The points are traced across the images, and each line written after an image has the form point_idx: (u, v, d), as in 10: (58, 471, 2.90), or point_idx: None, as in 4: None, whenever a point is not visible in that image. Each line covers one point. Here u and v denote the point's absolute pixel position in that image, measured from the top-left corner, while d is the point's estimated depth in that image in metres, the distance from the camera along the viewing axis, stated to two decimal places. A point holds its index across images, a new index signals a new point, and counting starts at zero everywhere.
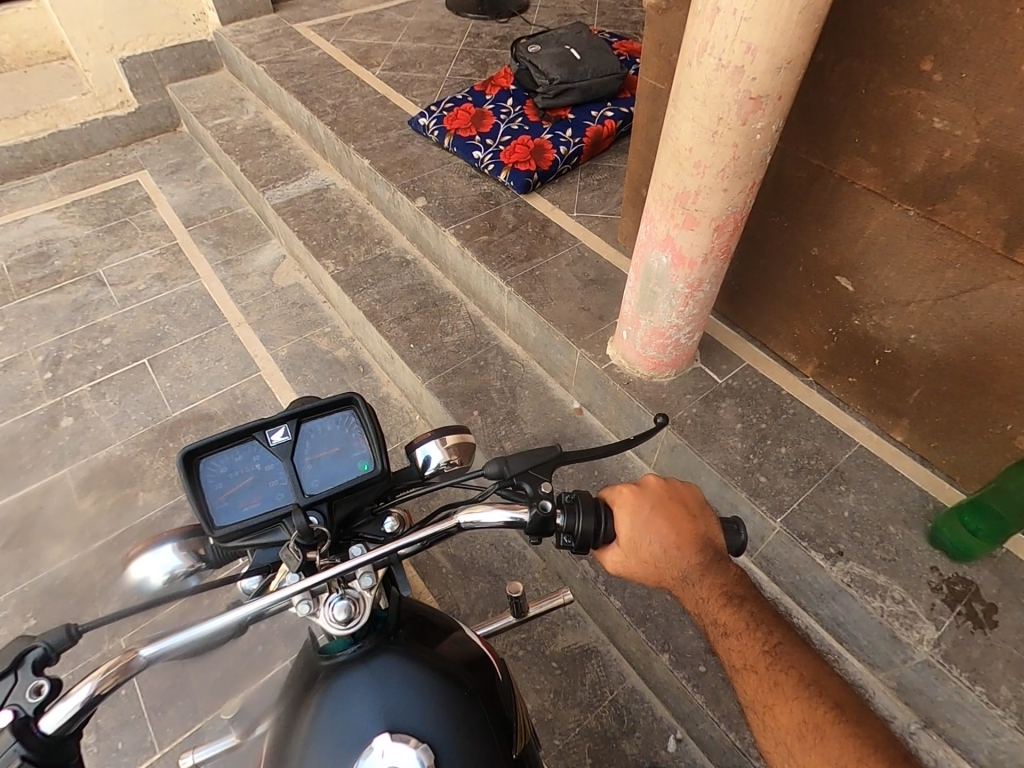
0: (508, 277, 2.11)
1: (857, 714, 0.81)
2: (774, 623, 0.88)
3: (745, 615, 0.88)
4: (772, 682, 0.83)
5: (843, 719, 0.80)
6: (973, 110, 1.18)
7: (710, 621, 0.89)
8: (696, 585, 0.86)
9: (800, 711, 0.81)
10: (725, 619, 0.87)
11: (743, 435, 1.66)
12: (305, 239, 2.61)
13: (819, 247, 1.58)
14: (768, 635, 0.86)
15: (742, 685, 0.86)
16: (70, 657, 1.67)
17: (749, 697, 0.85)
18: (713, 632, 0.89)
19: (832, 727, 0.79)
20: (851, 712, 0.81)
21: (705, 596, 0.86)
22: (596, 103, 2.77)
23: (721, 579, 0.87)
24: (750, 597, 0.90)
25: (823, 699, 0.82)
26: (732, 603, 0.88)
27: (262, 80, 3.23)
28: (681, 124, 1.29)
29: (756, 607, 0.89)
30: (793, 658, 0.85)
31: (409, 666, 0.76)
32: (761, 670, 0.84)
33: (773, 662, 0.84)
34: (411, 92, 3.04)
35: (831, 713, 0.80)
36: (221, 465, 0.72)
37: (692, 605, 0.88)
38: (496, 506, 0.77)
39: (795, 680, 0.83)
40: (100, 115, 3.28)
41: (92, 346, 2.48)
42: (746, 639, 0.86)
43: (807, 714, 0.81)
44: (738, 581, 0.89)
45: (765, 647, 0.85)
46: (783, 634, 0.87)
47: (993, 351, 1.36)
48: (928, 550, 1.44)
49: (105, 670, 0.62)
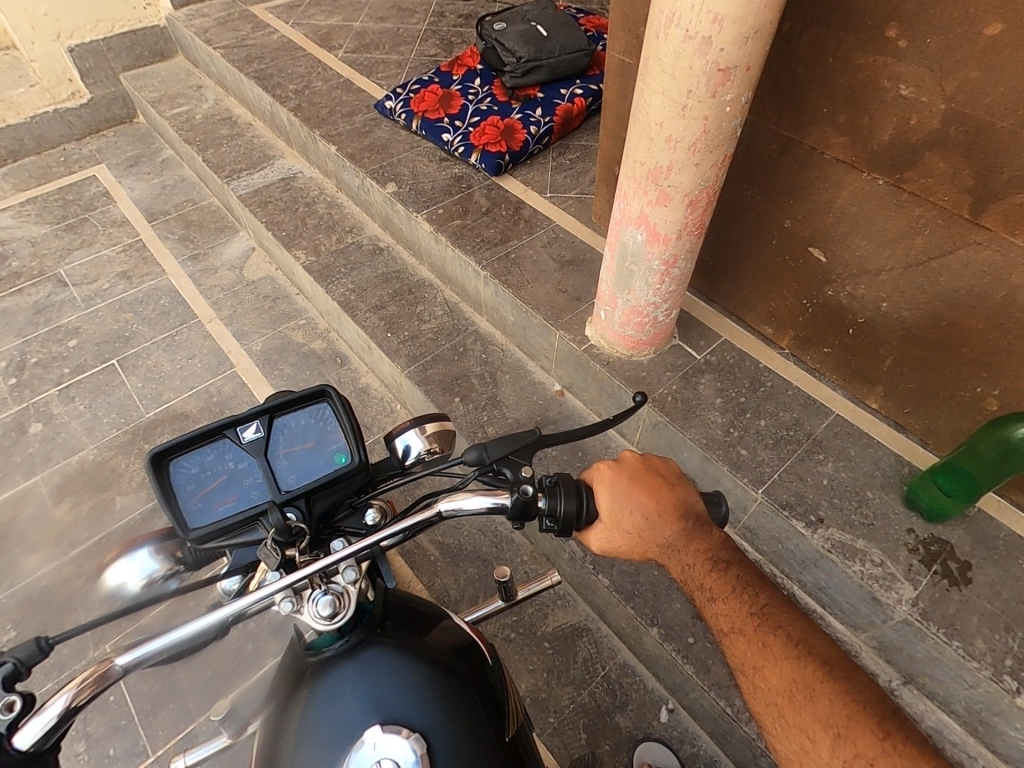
0: (483, 262, 2.09)
1: (844, 670, 0.82)
2: (759, 585, 0.89)
3: (731, 579, 0.89)
4: (760, 643, 0.84)
5: (831, 676, 0.81)
6: (938, 75, 1.18)
7: (697, 586, 0.90)
8: (682, 552, 0.87)
9: (789, 671, 0.82)
10: (712, 584, 0.88)
11: (723, 410, 1.68)
12: (274, 230, 2.55)
13: (791, 219, 1.58)
14: (754, 598, 0.88)
15: (731, 649, 0.87)
16: (52, 666, 1.64)
17: (739, 660, 0.86)
18: (701, 597, 0.90)
19: (821, 684, 0.81)
20: (838, 669, 0.82)
21: (691, 562, 0.87)
22: (565, 81, 2.73)
23: (705, 544, 0.88)
24: (736, 561, 0.91)
25: (811, 657, 0.83)
26: (718, 567, 0.88)
27: (219, 66, 3.12)
28: (650, 98, 1.28)
29: (742, 570, 0.90)
30: (779, 619, 0.86)
31: (397, 657, 0.76)
32: (749, 632, 0.85)
33: (760, 624, 0.85)
34: (376, 74, 2.96)
35: (819, 671, 0.82)
36: (192, 466, 0.70)
37: (677, 571, 0.89)
38: (477, 493, 0.77)
39: (783, 640, 0.84)
40: (51, 108, 3.15)
41: (57, 349, 2.40)
42: (732, 602, 0.87)
43: (796, 675, 0.82)
44: (722, 545, 0.90)
45: (751, 610, 0.87)
46: (770, 596, 0.88)
47: (961, 316, 1.38)
48: (903, 512, 1.48)
49: (79, 681, 0.61)
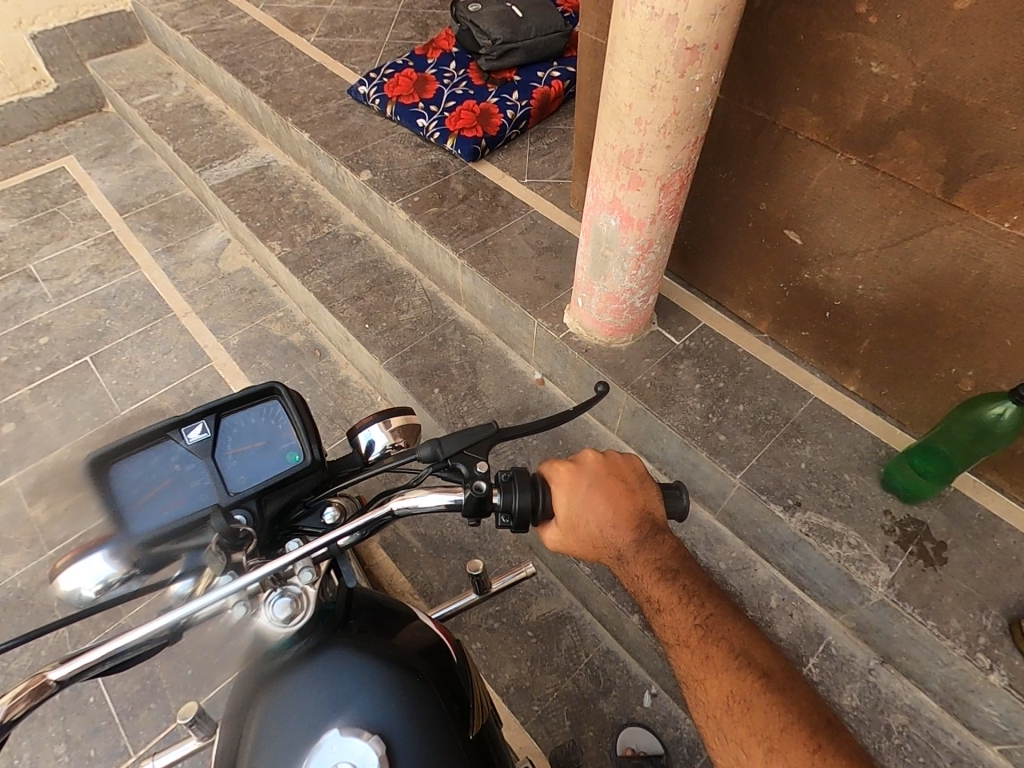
0: (460, 250, 2.06)
1: (782, 681, 0.82)
2: (706, 595, 0.89)
3: (678, 589, 0.89)
4: (702, 656, 0.84)
5: (769, 687, 0.81)
6: (909, 52, 1.16)
7: (645, 597, 0.91)
8: (632, 563, 0.88)
9: (729, 683, 0.82)
10: (659, 595, 0.89)
11: (702, 395, 1.67)
12: (248, 221, 2.49)
13: (766, 201, 1.56)
14: (700, 607, 0.87)
15: (676, 659, 0.87)
16: (30, 669, 1.62)
17: (683, 671, 0.87)
18: (648, 608, 0.91)
19: (758, 697, 0.81)
20: (776, 680, 0.82)
21: (640, 573, 0.89)
22: (542, 63, 2.68)
23: (655, 554, 0.88)
24: (684, 570, 0.91)
25: (751, 668, 0.83)
26: (665, 577, 0.89)
27: (189, 52, 3.03)
28: (619, 79, 1.24)
29: (689, 579, 0.90)
30: (723, 629, 0.86)
31: (357, 658, 0.75)
32: (692, 643, 0.85)
33: (703, 636, 0.85)
34: (349, 59, 2.89)
35: (758, 682, 0.82)
36: (136, 469, 0.69)
37: (628, 580, 0.91)
38: (434, 490, 0.75)
39: (724, 652, 0.84)
40: (16, 98, 3.05)
41: (28, 347, 2.35)
42: (678, 613, 0.87)
43: (735, 686, 0.82)
44: (673, 554, 0.91)
45: (696, 620, 0.86)
46: (715, 605, 0.88)
47: (935, 298, 1.37)
48: (880, 494, 1.48)
49: (13, 695, 0.58)
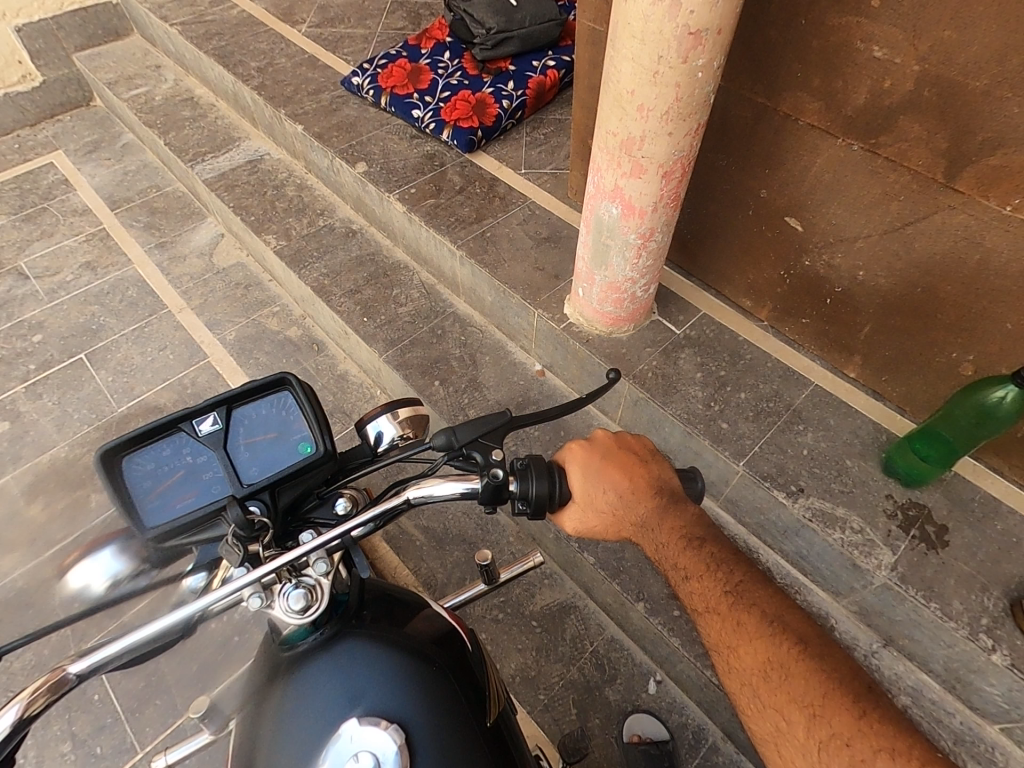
0: (458, 241, 2.05)
1: (819, 647, 0.83)
2: (735, 563, 0.91)
3: (705, 557, 0.90)
4: (734, 623, 0.85)
5: (806, 654, 0.82)
6: (911, 35, 1.16)
7: (671, 565, 0.92)
8: (657, 530, 0.89)
9: (765, 650, 0.83)
10: (686, 563, 0.90)
11: (704, 384, 1.67)
12: (242, 215, 2.47)
13: (767, 189, 1.56)
14: (728, 575, 0.88)
15: (706, 628, 0.88)
16: (34, 667, 1.61)
17: (714, 639, 0.87)
18: (675, 577, 0.91)
19: (796, 663, 0.81)
20: (814, 646, 0.83)
21: (665, 539, 0.89)
22: (537, 53, 2.66)
23: (680, 521, 0.90)
24: (710, 539, 0.92)
25: (787, 636, 0.83)
26: (692, 545, 0.90)
27: (178, 44, 2.99)
28: (621, 66, 1.24)
29: (716, 548, 0.92)
30: (754, 596, 0.87)
31: (373, 649, 0.74)
32: (724, 611, 0.86)
33: (735, 602, 0.86)
34: (342, 50, 2.86)
35: (795, 649, 0.82)
36: (147, 462, 0.68)
37: (653, 548, 0.91)
38: (449, 478, 0.75)
39: (758, 619, 0.85)
40: (1, 92, 3.00)
41: (21, 345, 2.33)
42: (706, 580, 0.88)
43: (771, 654, 0.82)
44: (697, 523, 0.92)
45: (726, 587, 0.87)
46: (744, 572, 0.89)
47: (936, 282, 1.38)
48: (882, 478, 1.49)
49: (32, 691, 0.59)
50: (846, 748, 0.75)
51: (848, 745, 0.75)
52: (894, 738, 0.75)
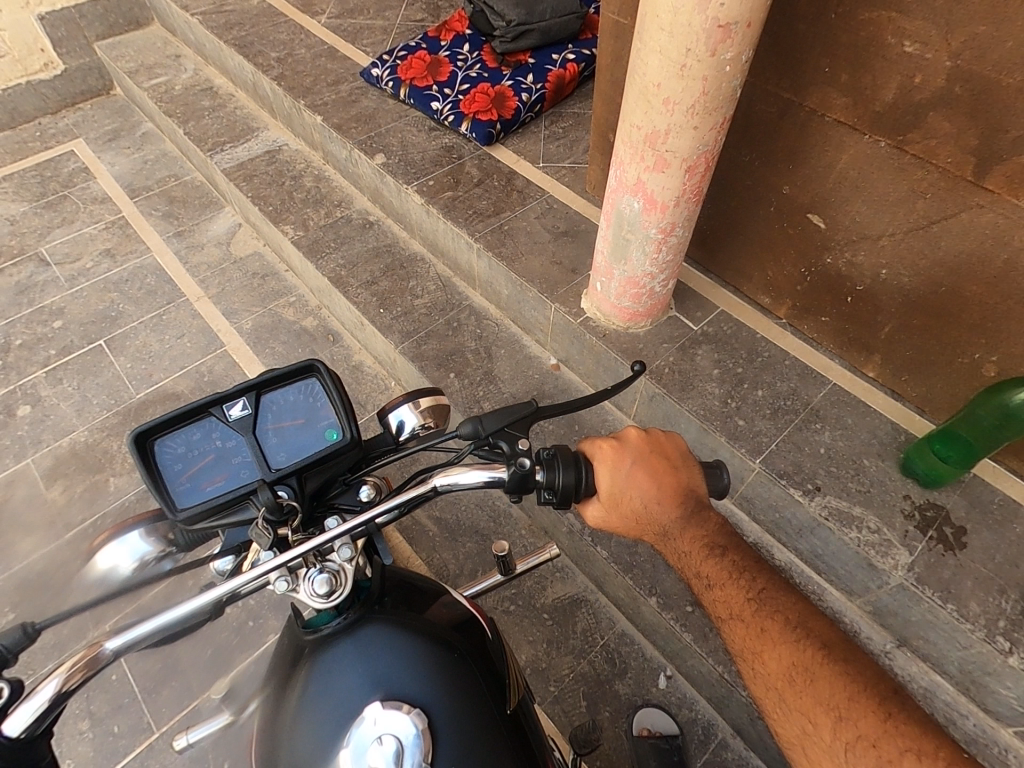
0: (475, 233, 2.05)
1: (844, 652, 0.83)
2: (757, 570, 0.91)
3: (727, 565, 0.90)
4: (758, 629, 0.85)
5: (831, 658, 0.82)
6: (944, 30, 1.14)
7: (693, 573, 0.92)
8: (678, 539, 0.90)
9: (789, 655, 0.83)
10: (709, 571, 0.90)
11: (721, 380, 1.66)
12: (260, 205, 2.48)
13: (790, 185, 1.55)
14: (751, 582, 0.89)
15: (730, 635, 0.88)
16: (53, 647, 1.64)
17: (738, 645, 0.87)
18: (698, 584, 0.91)
19: (821, 668, 0.81)
20: (838, 651, 0.83)
21: (687, 549, 0.90)
22: (556, 46, 2.64)
23: (702, 531, 0.90)
24: (732, 546, 0.92)
25: (810, 641, 0.84)
26: (714, 553, 0.90)
27: (198, 33, 3.00)
28: (648, 58, 1.23)
29: (738, 555, 0.91)
30: (777, 603, 0.87)
31: (396, 634, 0.75)
32: (747, 617, 0.86)
33: (758, 610, 0.86)
34: (361, 41, 2.86)
35: (819, 653, 0.82)
36: (178, 445, 0.69)
37: (675, 558, 0.92)
38: (473, 467, 0.76)
39: (781, 625, 0.85)
40: (24, 80, 3.02)
41: (42, 330, 2.36)
42: (729, 588, 0.88)
43: (796, 658, 0.83)
44: (719, 531, 0.92)
45: (749, 595, 0.88)
46: (766, 580, 0.89)
47: (960, 283, 1.37)
48: (899, 479, 1.48)
49: (70, 666, 0.61)
50: (874, 749, 0.75)
51: (875, 746, 0.75)
52: (921, 740, 0.75)
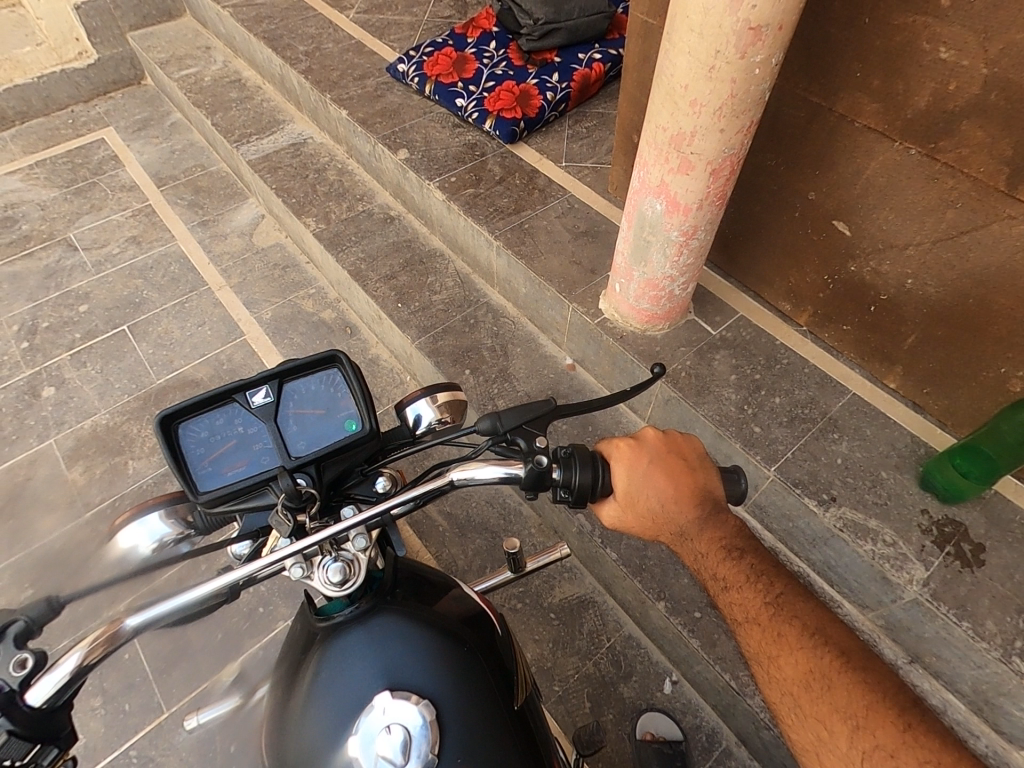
0: (496, 231, 2.05)
1: (862, 660, 0.82)
2: (774, 574, 0.90)
3: (745, 567, 0.90)
4: (774, 633, 0.85)
5: (849, 666, 0.81)
6: (982, 39, 1.12)
7: (710, 575, 0.91)
8: (695, 540, 0.89)
9: (805, 661, 0.82)
10: (726, 573, 0.90)
11: (738, 386, 1.65)
12: (284, 197, 2.51)
13: (816, 191, 1.53)
14: (769, 586, 0.88)
15: (745, 638, 0.88)
16: (69, 623, 1.67)
17: (753, 649, 0.87)
18: (714, 587, 0.91)
19: (839, 676, 0.80)
20: (855, 659, 0.82)
21: (704, 550, 0.89)
22: (583, 45, 2.63)
23: (720, 532, 0.89)
24: (750, 550, 0.91)
25: (828, 648, 0.83)
26: (731, 555, 0.90)
27: (228, 25, 3.04)
28: (676, 59, 1.22)
29: (756, 559, 0.91)
30: (795, 608, 0.86)
31: (407, 624, 0.76)
32: (763, 621, 0.86)
33: (775, 614, 0.86)
34: (388, 37, 2.87)
35: (837, 661, 0.81)
36: (201, 429, 0.70)
37: (691, 559, 0.91)
38: (490, 462, 0.76)
39: (799, 630, 0.84)
40: (58, 69, 3.09)
41: (68, 314, 2.40)
42: (746, 591, 0.88)
43: (812, 664, 0.82)
44: (737, 533, 0.91)
45: (766, 598, 0.87)
46: (784, 585, 0.89)
47: (989, 295, 1.34)
48: (918, 493, 1.45)
49: (91, 641, 0.62)
50: (892, 759, 0.74)
51: (893, 757, 0.74)
52: (940, 752, 0.74)
